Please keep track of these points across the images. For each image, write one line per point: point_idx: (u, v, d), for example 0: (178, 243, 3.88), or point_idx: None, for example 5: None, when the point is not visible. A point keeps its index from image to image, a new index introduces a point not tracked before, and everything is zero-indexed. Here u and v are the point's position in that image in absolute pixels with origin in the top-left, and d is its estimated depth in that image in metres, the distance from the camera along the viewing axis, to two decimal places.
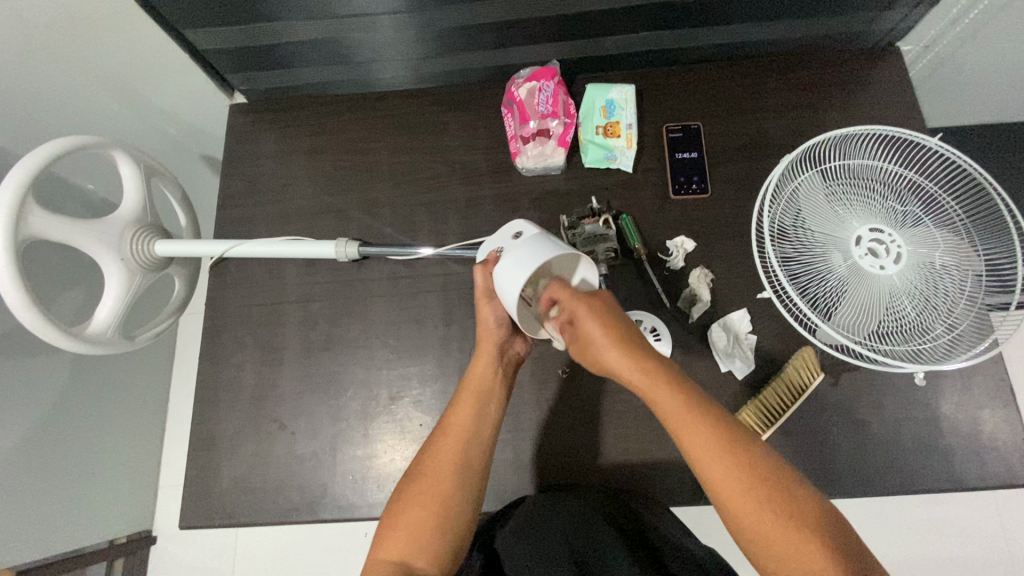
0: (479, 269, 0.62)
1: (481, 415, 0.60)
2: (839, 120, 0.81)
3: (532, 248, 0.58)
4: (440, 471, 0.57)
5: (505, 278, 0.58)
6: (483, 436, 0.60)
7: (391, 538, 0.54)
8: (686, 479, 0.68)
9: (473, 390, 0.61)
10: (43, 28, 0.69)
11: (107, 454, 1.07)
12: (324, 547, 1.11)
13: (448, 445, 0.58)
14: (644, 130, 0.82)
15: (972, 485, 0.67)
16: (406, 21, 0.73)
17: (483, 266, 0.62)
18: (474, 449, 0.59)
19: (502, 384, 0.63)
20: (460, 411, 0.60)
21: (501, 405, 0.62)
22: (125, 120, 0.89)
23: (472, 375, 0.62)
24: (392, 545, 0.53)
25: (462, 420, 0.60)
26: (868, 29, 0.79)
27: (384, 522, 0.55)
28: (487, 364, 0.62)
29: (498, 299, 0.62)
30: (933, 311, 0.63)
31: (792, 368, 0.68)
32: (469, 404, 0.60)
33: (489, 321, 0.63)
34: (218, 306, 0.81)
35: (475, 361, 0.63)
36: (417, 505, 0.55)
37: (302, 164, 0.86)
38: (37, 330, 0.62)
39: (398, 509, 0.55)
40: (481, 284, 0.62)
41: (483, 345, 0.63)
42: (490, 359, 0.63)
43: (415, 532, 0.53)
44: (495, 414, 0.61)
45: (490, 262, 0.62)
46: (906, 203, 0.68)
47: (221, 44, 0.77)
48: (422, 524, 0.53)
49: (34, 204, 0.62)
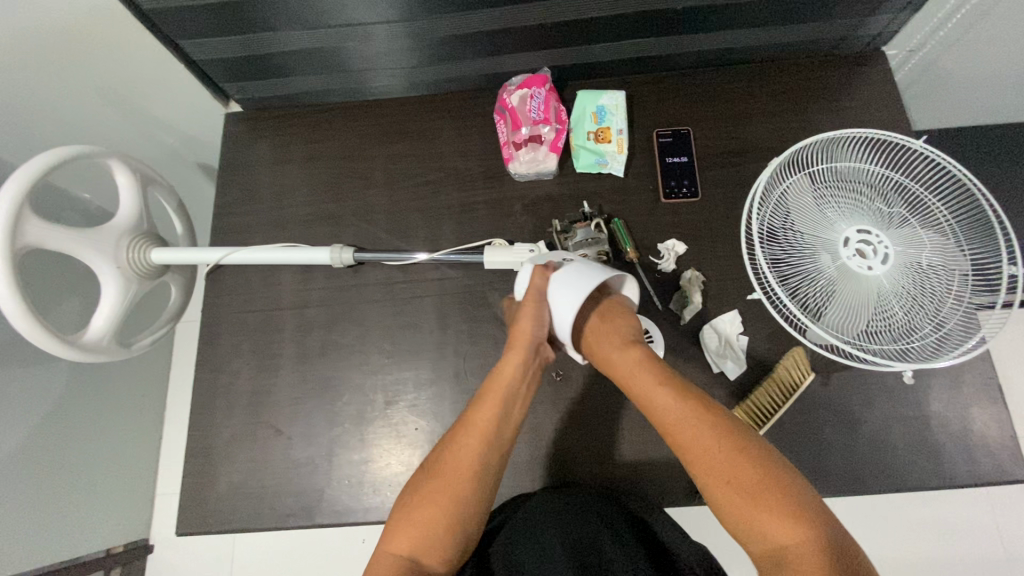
0: (537, 271, 0.64)
1: (504, 419, 0.60)
2: (825, 123, 0.82)
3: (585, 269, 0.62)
4: (460, 471, 0.57)
5: (567, 290, 0.61)
6: (503, 440, 0.60)
7: (406, 532, 0.54)
8: (682, 478, 0.69)
9: (501, 391, 0.61)
10: (39, 39, 0.70)
11: (105, 462, 1.07)
12: (322, 552, 1.11)
13: (470, 446, 0.58)
14: (635, 135, 0.83)
15: (963, 482, 0.67)
16: (398, 30, 0.74)
17: (543, 269, 0.64)
18: (494, 453, 0.59)
19: (528, 386, 0.63)
20: (484, 412, 0.60)
21: (521, 409, 0.63)
22: (121, 129, 0.90)
23: (502, 372, 0.62)
24: (403, 540, 0.53)
25: (486, 422, 0.60)
26: (853, 35, 0.80)
27: (399, 515, 0.55)
28: (518, 366, 0.61)
29: (547, 303, 0.63)
30: (921, 310, 0.64)
31: (784, 368, 0.70)
32: (495, 404, 0.60)
33: (532, 322, 0.62)
34: (214, 313, 0.82)
35: (506, 359, 0.62)
36: (435, 504, 0.55)
37: (297, 172, 0.87)
38: (34, 338, 0.63)
39: (414, 505, 0.55)
40: (537, 285, 0.63)
41: (518, 343, 0.62)
42: (524, 360, 0.62)
43: (429, 531, 0.54)
44: (516, 419, 0.62)
45: (549, 269, 0.64)
46: (892, 204, 0.69)
47: (217, 54, 0.78)
48: (437, 524, 0.54)
49: (31, 213, 0.63)
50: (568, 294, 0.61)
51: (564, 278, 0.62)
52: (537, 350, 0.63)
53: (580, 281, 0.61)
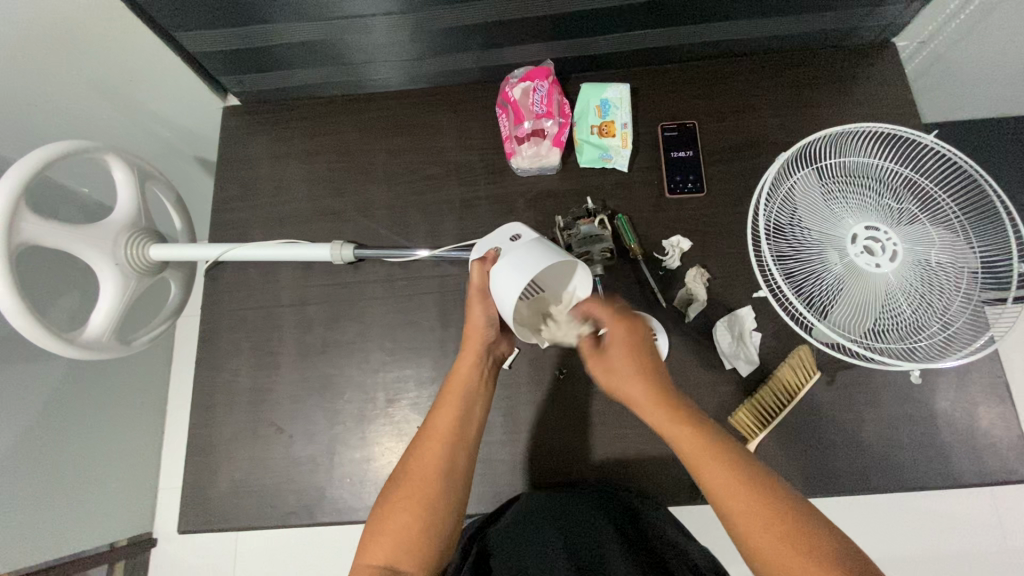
0: (477, 265, 0.64)
1: (465, 418, 0.62)
2: (833, 117, 0.81)
3: (524, 252, 0.61)
4: (425, 472, 0.58)
5: (501, 278, 0.61)
6: (467, 437, 0.61)
7: (378, 541, 0.54)
8: (686, 477, 0.69)
9: (457, 390, 0.63)
10: (32, 30, 0.68)
11: (105, 456, 1.07)
12: (325, 546, 1.11)
13: (433, 447, 0.59)
14: (639, 130, 0.82)
15: (968, 482, 0.67)
16: (398, 22, 0.72)
17: (480, 264, 0.64)
18: (457, 451, 0.60)
19: (485, 383, 0.65)
20: (444, 413, 0.61)
21: (483, 404, 0.64)
22: (117, 121, 0.89)
23: (458, 372, 0.64)
24: (378, 549, 0.54)
25: (447, 420, 0.61)
26: (864, 26, 0.78)
27: (371, 527, 0.56)
28: (472, 367, 0.64)
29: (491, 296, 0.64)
30: (929, 308, 0.63)
31: (786, 367, 0.69)
32: (454, 403, 0.62)
33: (480, 320, 0.64)
34: (214, 309, 0.81)
35: (463, 356, 0.65)
36: (404, 510, 0.56)
37: (296, 166, 0.86)
38: (31, 336, 0.62)
39: (385, 514, 0.56)
40: (477, 281, 0.64)
41: (470, 340, 0.65)
42: (477, 354, 0.64)
43: (402, 537, 0.54)
44: (479, 416, 0.63)
45: (487, 261, 0.64)
46: (903, 200, 0.67)
47: (212, 47, 0.76)
48: (408, 529, 0.54)
49: (27, 210, 0.62)
50: (508, 282, 0.60)
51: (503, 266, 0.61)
52: (489, 348, 0.66)
53: (523, 263, 0.60)
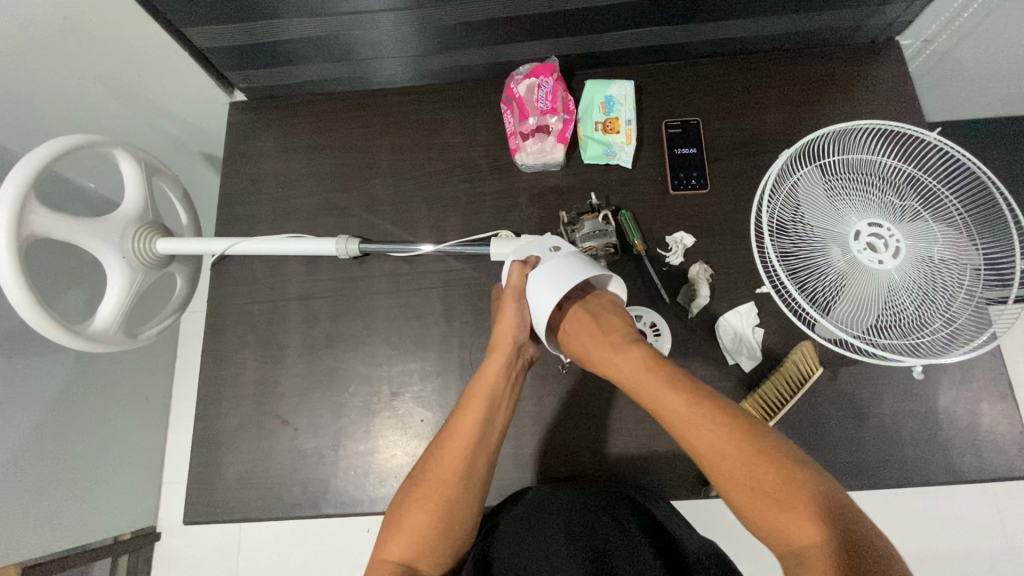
0: (515, 266, 0.63)
1: (488, 423, 0.60)
2: (837, 114, 0.81)
3: (564, 264, 0.62)
4: (443, 476, 0.57)
5: (542, 290, 0.62)
6: (489, 441, 0.60)
7: (392, 539, 0.55)
8: (688, 471, 0.69)
9: (482, 393, 0.61)
10: (41, 26, 0.69)
11: (111, 450, 1.08)
12: (328, 541, 1.12)
13: (452, 449, 0.58)
14: (643, 126, 0.82)
15: (970, 478, 0.67)
16: (405, 17, 0.72)
17: (521, 265, 0.63)
18: (478, 455, 0.59)
19: (511, 385, 0.63)
20: (466, 417, 0.60)
21: (507, 407, 0.63)
22: (125, 117, 0.89)
23: (483, 376, 0.62)
24: (394, 546, 0.55)
25: (468, 426, 0.59)
26: (869, 23, 0.79)
27: (387, 523, 0.56)
28: (501, 369, 0.62)
29: (525, 301, 0.64)
30: (932, 305, 0.64)
31: (791, 362, 0.69)
32: (477, 407, 0.60)
33: (511, 325, 0.63)
34: (220, 303, 0.82)
35: (491, 358, 0.63)
36: (419, 511, 0.56)
37: (302, 161, 0.87)
38: (40, 329, 0.63)
39: (401, 513, 0.56)
40: (515, 283, 0.63)
41: (501, 341, 0.63)
42: (507, 359, 0.62)
43: (418, 536, 0.55)
44: (502, 420, 0.62)
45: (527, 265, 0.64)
46: (905, 197, 0.67)
47: (221, 42, 0.76)
48: (425, 529, 0.55)
49: (36, 203, 0.62)
50: (546, 294, 0.61)
51: (544, 275, 0.62)
52: (519, 350, 0.64)
53: (560, 279, 0.61)
